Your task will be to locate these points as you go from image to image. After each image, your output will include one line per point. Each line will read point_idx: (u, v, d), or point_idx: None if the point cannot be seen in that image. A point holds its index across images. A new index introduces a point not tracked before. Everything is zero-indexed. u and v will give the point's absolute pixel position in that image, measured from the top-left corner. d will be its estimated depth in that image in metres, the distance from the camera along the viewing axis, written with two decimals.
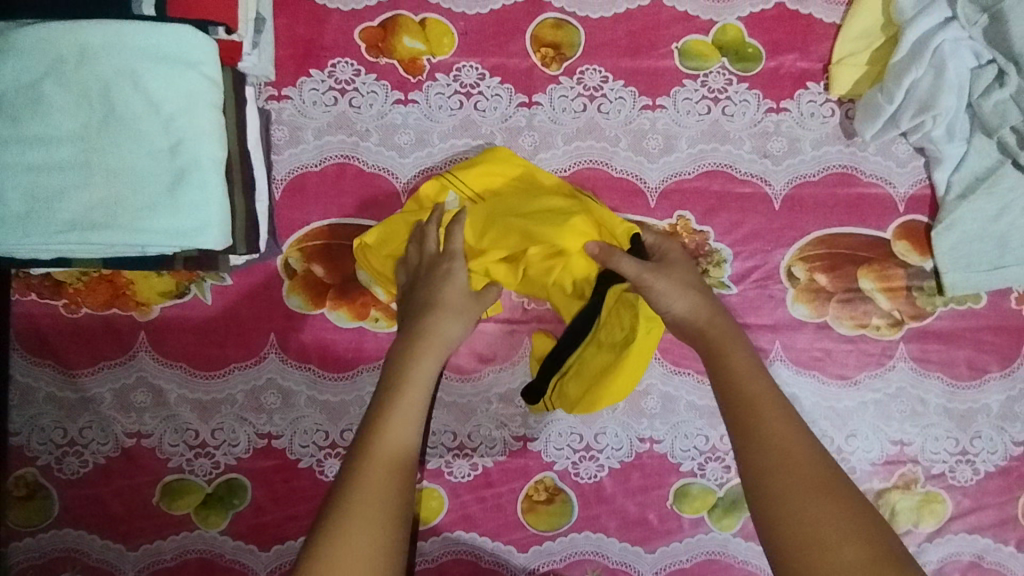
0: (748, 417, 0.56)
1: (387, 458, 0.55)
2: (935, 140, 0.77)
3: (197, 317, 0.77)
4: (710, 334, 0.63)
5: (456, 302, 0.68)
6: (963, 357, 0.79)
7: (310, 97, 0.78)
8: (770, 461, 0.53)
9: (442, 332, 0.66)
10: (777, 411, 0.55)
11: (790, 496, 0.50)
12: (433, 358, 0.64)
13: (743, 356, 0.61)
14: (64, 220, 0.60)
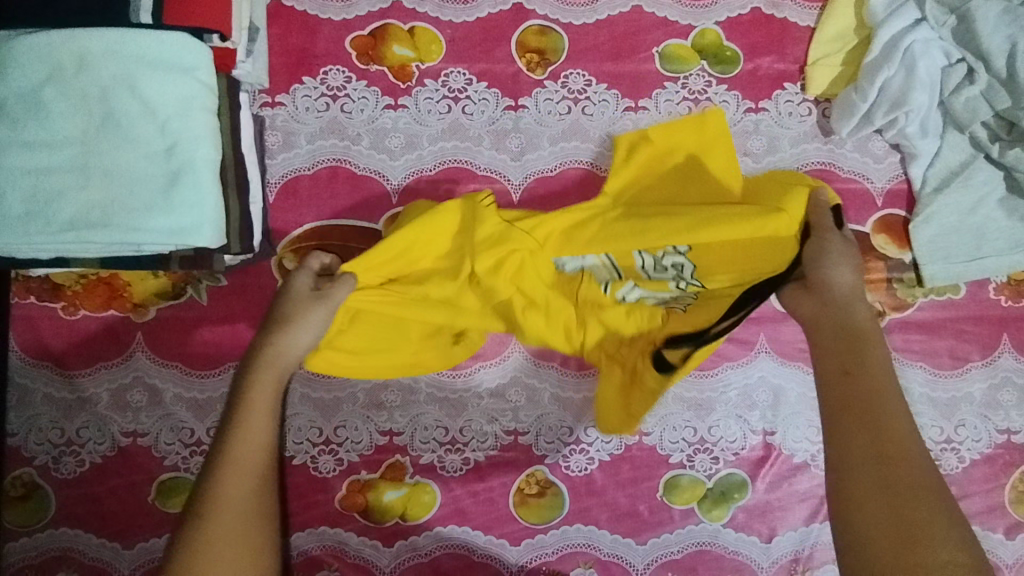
0: (864, 413, 0.59)
1: (243, 466, 0.61)
2: (910, 136, 0.80)
3: (193, 318, 0.79)
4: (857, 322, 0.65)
5: (307, 312, 0.68)
6: (945, 347, 0.81)
7: (303, 103, 0.81)
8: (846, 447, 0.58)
9: (284, 348, 0.67)
10: (902, 406, 0.59)
11: (873, 495, 0.55)
12: (270, 374, 0.66)
13: (882, 351, 0.63)
14: (63, 220, 0.62)
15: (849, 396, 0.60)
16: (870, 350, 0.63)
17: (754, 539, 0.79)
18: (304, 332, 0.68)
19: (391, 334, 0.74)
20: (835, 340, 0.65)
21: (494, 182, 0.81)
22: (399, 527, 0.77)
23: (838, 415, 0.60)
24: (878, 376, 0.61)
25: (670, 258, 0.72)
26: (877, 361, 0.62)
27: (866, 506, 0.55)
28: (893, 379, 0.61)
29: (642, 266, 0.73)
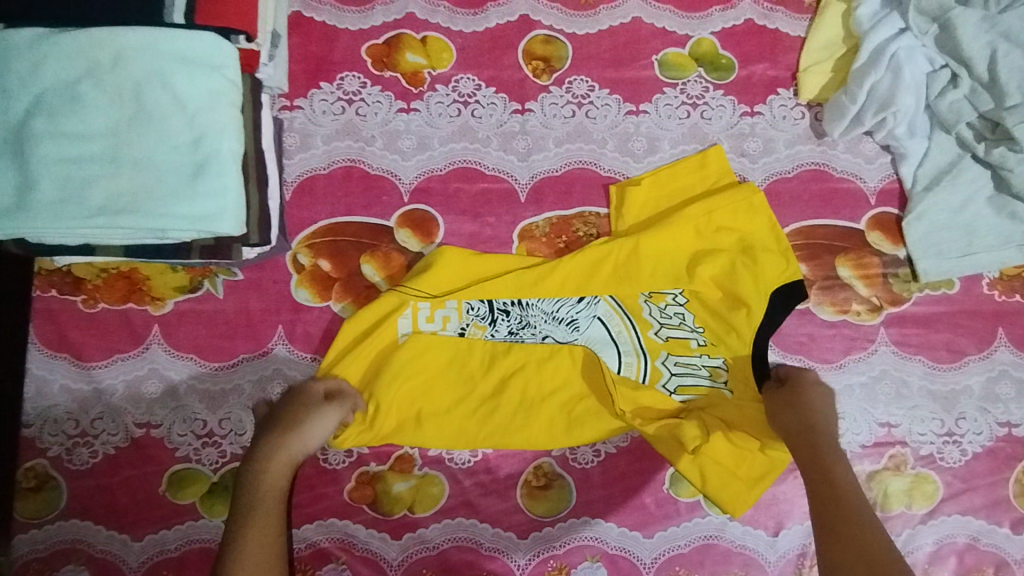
0: (840, 525, 0.63)
1: (258, 561, 0.64)
2: (899, 137, 0.84)
3: (208, 311, 0.81)
4: (795, 436, 0.71)
5: (313, 416, 0.72)
6: (942, 340, 0.83)
7: (320, 107, 0.85)
8: (835, 526, 0.63)
9: (292, 450, 0.71)
10: (858, 498, 0.65)
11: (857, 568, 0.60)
12: (279, 480, 0.69)
13: (842, 465, 0.68)
14: (92, 206, 0.65)
15: (837, 495, 0.66)
16: (840, 462, 0.68)
17: (761, 532, 0.79)
18: (314, 438, 0.72)
19: (406, 410, 0.79)
20: (820, 446, 0.69)
21: (501, 181, 0.84)
22: (407, 519, 0.77)
23: (818, 510, 0.66)
24: (838, 488, 0.66)
25: (672, 306, 0.82)
26: (838, 474, 0.67)
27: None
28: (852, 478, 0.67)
29: (652, 314, 0.82)
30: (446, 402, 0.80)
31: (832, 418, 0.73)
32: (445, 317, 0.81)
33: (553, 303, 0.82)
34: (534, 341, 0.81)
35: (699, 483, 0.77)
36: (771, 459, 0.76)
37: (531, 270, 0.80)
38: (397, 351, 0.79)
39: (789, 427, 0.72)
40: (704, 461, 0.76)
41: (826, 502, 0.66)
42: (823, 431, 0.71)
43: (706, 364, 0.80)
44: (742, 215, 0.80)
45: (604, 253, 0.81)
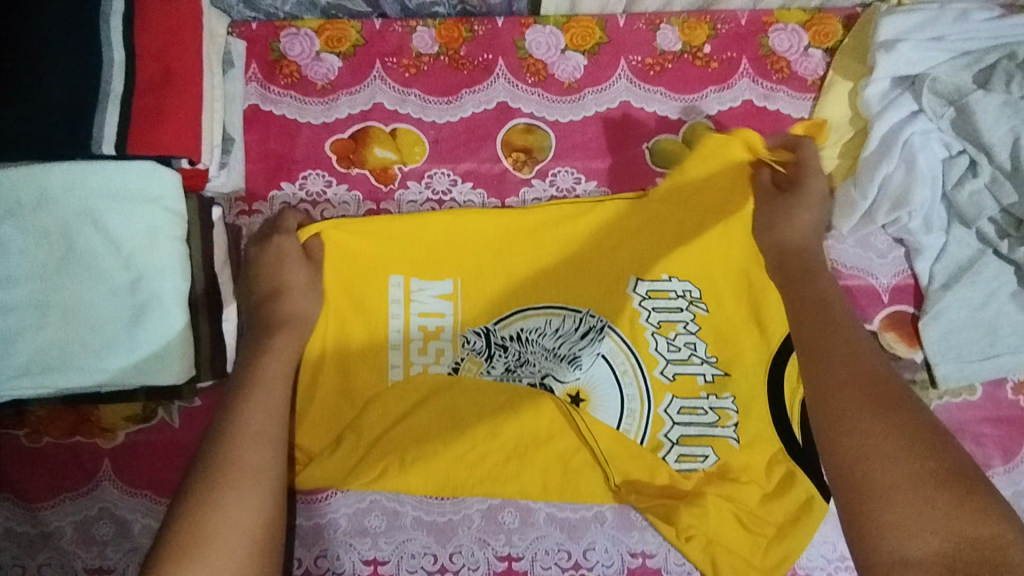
0: (826, 350, 0.60)
1: (253, 424, 0.60)
2: (913, 232, 0.77)
3: (164, 441, 0.74)
4: (785, 255, 0.72)
5: (300, 282, 0.71)
6: (964, 452, 0.76)
7: (281, 210, 0.78)
8: (827, 361, 0.59)
9: (292, 318, 0.70)
10: (861, 341, 0.60)
11: (851, 402, 0.54)
12: (285, 357, 0.66)
13: (853, 326, 0.63)
14: (17, 363, 0.58)
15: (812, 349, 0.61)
16: (835, 313, 0.64)
17: None
18: (302, 302, 0.71)
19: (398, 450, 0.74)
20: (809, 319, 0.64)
21: (481, 288, 0.78)
22: None
23: (811, 360, 0.60)
24: (812, 339, 0.62)
25: (681, 337, 0.77)
26: (811, 328, 0.63)
27: (851, 427, 0.53)
28: (857, 329, 0.62)
29: (657, 349, 0.77)
30: (432, 443, 0.74)
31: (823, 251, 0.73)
32: (439, 349, 0.77)
33: (554, 339, 0.77)
34: (535, 380, 0.76)
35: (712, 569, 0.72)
36: (785, 542, 0.72)
37: (520, 256, 0.79)
38: (359, 358, 0.76)
39: (774, 256, 0.72)
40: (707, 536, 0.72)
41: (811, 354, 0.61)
42: (808, 251, 0.72)
43: (713, 407, 0.75)
44: None
45: (621, 292, 0.78)
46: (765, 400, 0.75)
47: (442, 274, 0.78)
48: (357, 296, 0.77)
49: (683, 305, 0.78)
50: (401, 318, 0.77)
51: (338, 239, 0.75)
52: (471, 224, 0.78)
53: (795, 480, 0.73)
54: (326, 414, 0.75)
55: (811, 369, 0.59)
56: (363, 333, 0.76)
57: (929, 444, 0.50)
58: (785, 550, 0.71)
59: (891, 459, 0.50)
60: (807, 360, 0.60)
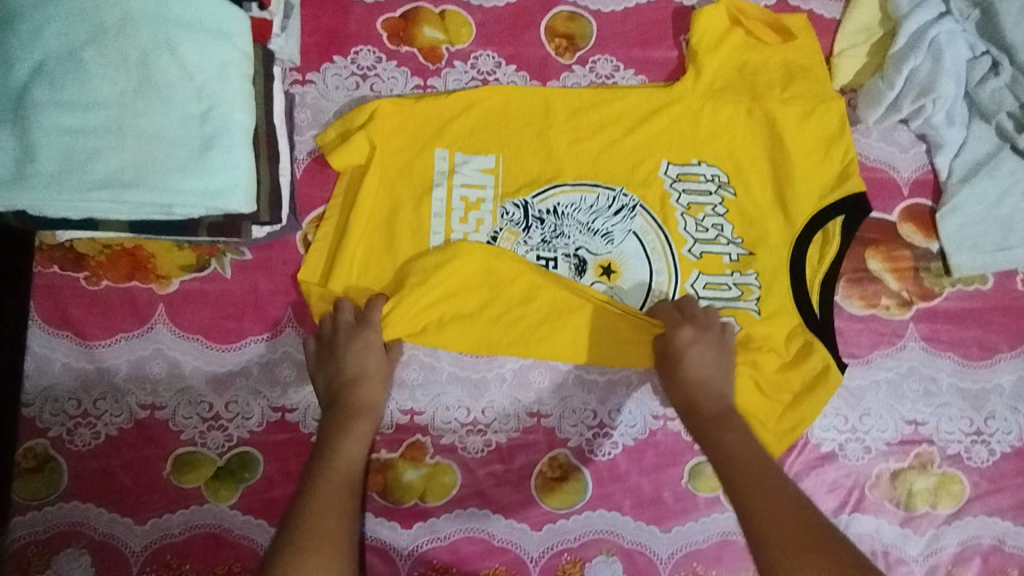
0: (708, 424, 0.69)
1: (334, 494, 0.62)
2: (936, 126, 0.80)
3: (215, 291, 0.78)
4: (696, 419, 0.70)
5: (376, 369, 0.74)
6: (974, 337, 0.80)
7: (333, 82, 0.82)
8: (727, 467, 0.64)
9: (364, 402, 0.72)
10: (733, 438, 0.66)
11: (752, 483, 0.61)
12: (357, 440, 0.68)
13: (701, 366, 0.72)
14: (96, 178, 0.62)
15: (732, 466, 0.63)
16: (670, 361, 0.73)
17: None
18: (373, 388, 0.73)
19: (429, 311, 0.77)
20: (705, 420, 0.69)
21: (520, 164, 0.82)
22: (419, 508, 0.76)
23: (698, 429, 0.69)
24: (738, 455, 0.64)
25: (711, 218, 0.80)
26: (733, 446, 0.65)
27: (749, 485, 0.61)
28: (698, 370, 0.72)
29: (686, 229, 0.80)
30: (469, 308, 0.78)
31: (724, 387, 0.72)
32: (479, 220, 0.80)
33: (588, 214, 0.81)
34: (567, 251, 0.80)
35: None
36: (801, 411, 0.75)
37: (556, 137, 0.82)
38: (402, 221, 0.79)
39: (704, 387, 0.71)
40: None
41: (736, 479, 0.62)
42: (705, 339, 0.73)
43: (738, 283, 0.79)
44: (815, 82, 0.82)
45: (654, 174, 0.82)
46: (787, 276, 0.79)
47: (486, 151, 0.82)
48: (404, 162, 0.81)
49: (712, 189, 0.81)
50: (444, 188, 0.80)
51: (388, 109, 0.80)
52: (511, 106, 0.83)
53: (815, 352, 0.76)
54: (366, 271, 0.78)
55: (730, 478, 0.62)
56: (407, 198, 0.80)
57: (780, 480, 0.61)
58: (799, 416, 0.75)
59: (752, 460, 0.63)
60: (722, 467, 0.64)
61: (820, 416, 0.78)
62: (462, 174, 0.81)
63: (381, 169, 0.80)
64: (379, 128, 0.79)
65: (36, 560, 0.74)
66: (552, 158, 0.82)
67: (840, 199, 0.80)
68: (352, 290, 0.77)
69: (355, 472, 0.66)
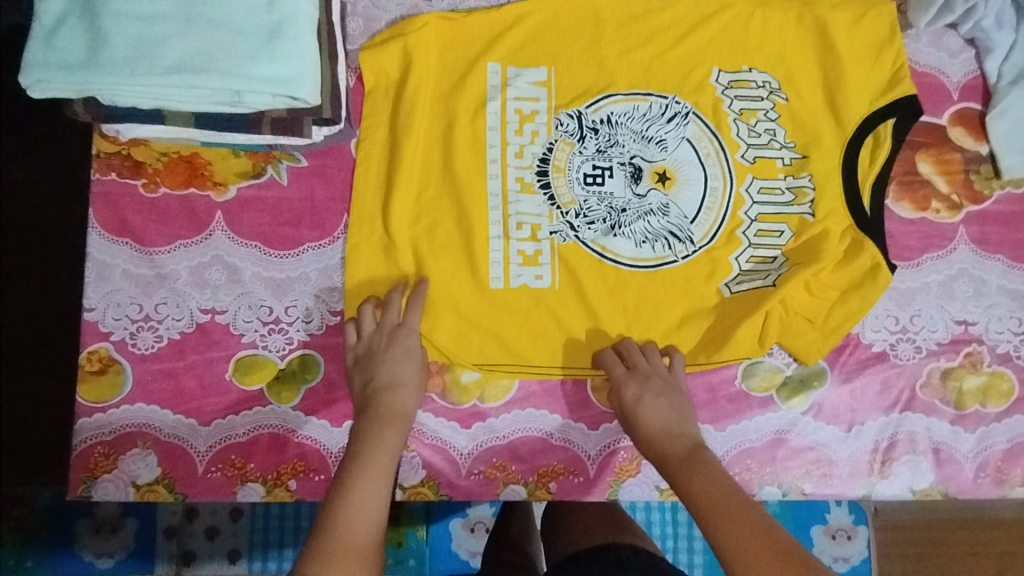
0: (671, 462, 0.69)
1: (367, 513, 0.62)
2: (986, 29, 0.81)
3: (273, 198, 0.79)
4: (671, 445, 0.70)
5: (406, 365, 0.73)
6: (1022, 239, 0.81)
7: None
8: (699, 498, 0.65)
9: (398, 405, 0.71)
10: (716, 470, 0.67)
11: (726, 512, 0.62)
12: (394, 438, 0.69)
13: (666, 396, 0.73)
14: (166, 63, 0.63)
15: (701, 505, 0.64)
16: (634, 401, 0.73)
17: (834, 428, 0.78)
18: (407, 371, 0.73)
19: (475, 227, 0.77)
20: (672, 461, 0.69)
21: (573, 70, 0.82)
22: (477, 408, 0.77)
23: (665, 459, 0.70)
24: (709, 492, 0.65)
25: (763, 124, 0.81)
26: (699, 483, 0.66)
27: (722, 521, 0.62)
28: (660, 394, 0.73)
29: (739, 134, 0.81)
30: (519, 220, 0.78)
31: (684, 422, 0.72)
32: (534, 131, 0.80)
33: (642, 122, 0.81)
34: (623, 160, 0.80)
35: (759, 346, 0.77)
36: (852, 309, 0.77)
37: (608, 46, 0.82)
38: (458, 133, 0.79)
39: (663, 431, 0.71)
40: (783, 306, 0.77)
41: (712, 514, 0.63)
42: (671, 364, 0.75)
43: (792, 187, 0.79)
44: None
45: (706, 82, 0.82)
46: (841, 177, 0.79)
47: (539, 63, 0.82)
48: (456, 74, 0.81)
49: (764, 95, 0.81)
50: (499, 101, 0.80)
51: (438, 21, 0.81)
52: (562, 18, 0.83)
53: (869, 249, 0.77)
54: (422, 182, 0.79)
55: (702, 508, 0.64)
56: (463, 109, 0.80)
57: (755, 508, 0.63)
58: (848, 311, 0.77)
59: (726, 489, 0.65)
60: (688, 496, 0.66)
61: (870, 314, 0.79)
62: (516, 85, 0.81)
63: (432, 81, 0.80)
64: (423, 42, 0.80)
65: (104, 459, 0.75)
66: (605, 66, 0.82)
67: (892, 103, 0.80)
68: (403, 204, 0.77)
69: (386, 479, 0.66)
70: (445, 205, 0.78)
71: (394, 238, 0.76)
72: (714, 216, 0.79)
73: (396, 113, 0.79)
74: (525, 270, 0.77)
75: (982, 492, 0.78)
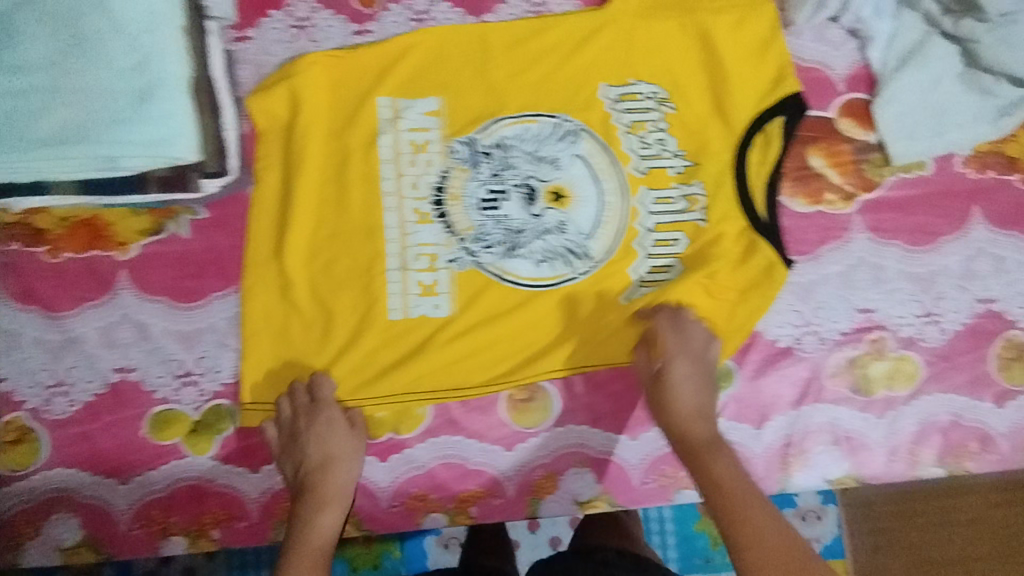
0: (696, 441, 0.72)
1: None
2: (865, 19, 0.82)
3: (176, 252, 0.79)
4: (688, 430, 0.73)
5: (345, 447, 0.75)
6: (917, 223, 0.82)
7: (271, 36, 0.82)
8: (715, 493, 0.66)
9: (338, 482, 0.74)
10: (727, 463, 0.69)
11: (758, 501, 0.64)
12: (331, 514, 0.72)
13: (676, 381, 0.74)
14: (39, 137, 0.64)
15: (722, 492, 0.66)
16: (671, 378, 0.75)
17: (746, 425, 0.80)
18: (336, 447, 0.75)
19: (370, 263, 0.80)
20: (693, 446, 0.71)
21: (463, 97, 0.82)
22: (393, 441, 0.78)
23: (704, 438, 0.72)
24: (727, 483, 0.66)
25: (653, 134, 0.82)
26: (719, 472, 0.68)
27: (749, 513, 0.63)
28: (679, 374, 0.75)
29: (631, 147, 0.82)
30: (414, 252, 0.80)
31: (704, 400, 0.74)
32: (428, 161, 0.81)
33: (534, 144, 0.82)
34: (517, 183, 0.81)
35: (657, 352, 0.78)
36: (748, 309, 0.79)
37: (497, 70, 0.83)
38: (352, 170, 0.80)
39: (695, 409, 0.74)
40: (681, 311, 0.79)
41: (724, 504, 0.65)
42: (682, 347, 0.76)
43: (685, 194, 0.81)
44: None
45: (595, 97, 0.83)
46: (732, 180, 0.80)
47: (429, 93, 0.82)
48: (346, 111, 0.81)
49: (653, 105, 0.82)
50: (391, 135, 0.81)
51: (324, 59, 0.81)
52: (449, 46, 0.83)
53: (760, 250, 0.79)
54: (318, 220, 0.80)
55: (717, 506, 0.65)
56: (356, 146, 0.81)
57: (758, 505, 0.64)
58: (746, 311, 0.79)
59: (721, 484, 0.67)
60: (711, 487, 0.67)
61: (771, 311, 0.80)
62: (408, 117, 0.81)
63: (323, 120, 0.81)
64: (309, 82, 0.80)
65: (28, 527, 0.76)
66: (495, 90, 0.82)
67: (779, 102, 0.81)
68: (301, 243, 0.79)
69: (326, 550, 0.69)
70: (343, 243, 0.80)
71: (293, 277, 0.78)
72: (611, 230, 0.80)
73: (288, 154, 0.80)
74: (424, 300, 0.80)
75: (894, 474, 0.80)
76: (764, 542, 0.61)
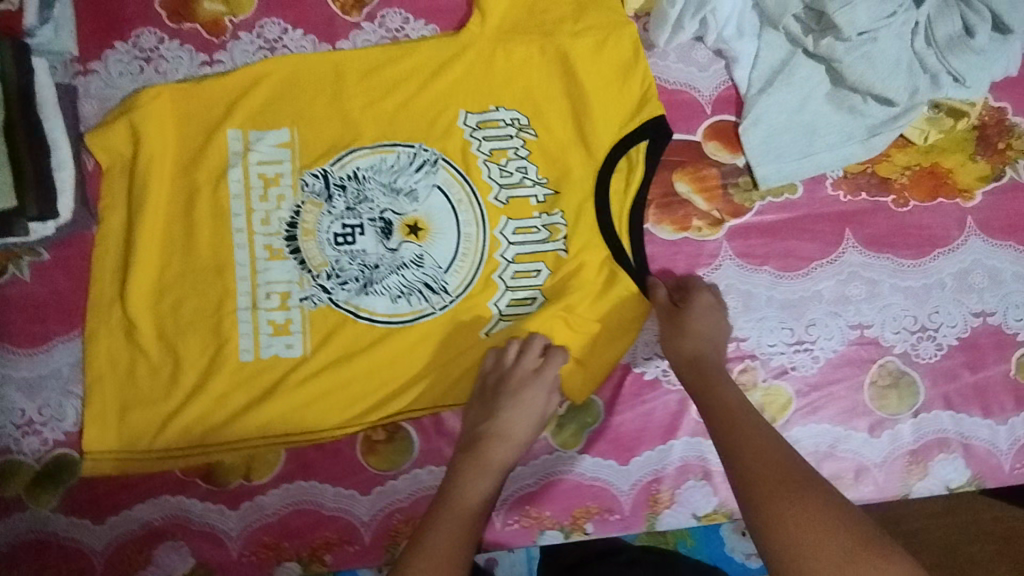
0: (705, 369, 0.71)
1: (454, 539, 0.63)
2: (728, 39, 0.79)
3: (17, 296, 0.77)
4: (688, 367, 0.72)
5: (490, 417, 0.73)
6: (787, 248, 0.80)
7: (116, 68, 0.80)
8: (718, 420, 0.66)
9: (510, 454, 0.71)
10: (728, 390, 0.69)
11: (751, 428, 0.64)
12: (486, 482, 0.69)
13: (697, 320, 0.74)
14: None
15: (730, 416, 0.66)
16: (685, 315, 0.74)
17: (612, 462, 0.78)
18: (511, 417, 0.72)
19: (219, 303, 0.76)
20: (696, 378, 0.71)
21: (315, 128, 0.79)
22: (244, 488, 0.76)
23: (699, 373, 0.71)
24: (734, 406, 0.66)
25: (514, 162, 0.79)
26: (727, 396, 0.68)
27: (747, 438, 0.63)
28: (706, 315, 0.74)
29: (490, 176, 0.79)
30: (265, 291, 0.77)
31: (720, 337, 0.74)
32: (280, 196, 0.78)
33: (390, 174, 0.79)
34: (373, 216, 0.78)
35: None
36: (609, 342, 0.77)
37: (351, 99, 0.80)
38: (199, 207, 0.78)
39: (709, 349, 0.73)
40: None
41: (730, 423, 0.65)
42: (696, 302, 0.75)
43: (546, 224, 0.78)
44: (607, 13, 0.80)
45: (454, 125, 0.80)
46: (594, 208, 0.77)
47: (280, 124, 0.79)
48: (194, 145, 0.79)
49: (513, 133, 0.80)
50: (240, 169, 0.78)
51: (169, 93, 0.78)
52: (300, 76, 0.80)
53: (620, 280, 0.76)
54: (164, 259, 0.77)
55: (722, 429, 0.65)
56: (204, 181, 0.78)
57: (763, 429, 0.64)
58: (605, 345, 0.77)
59: (743, 409, 0.66)
60: (714, 417, 0.67)
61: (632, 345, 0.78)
62: (258, 150, 0.78)
63: (170, 155, 0.78)
64: (152, 116, 0.77)
65: None
66: (348, 120, 0.79)
67: (641, 126, 0.78)
68: (145, 284, 0.76)
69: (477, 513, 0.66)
70: (190, 282, 0.77)
71: (136, 322, 0.75)
72: (470, 263, 0.78)
73: (132, 192, 0.77)
74: (276, 339, 0.76)
75: None
76: (762, 463, 0.60)
